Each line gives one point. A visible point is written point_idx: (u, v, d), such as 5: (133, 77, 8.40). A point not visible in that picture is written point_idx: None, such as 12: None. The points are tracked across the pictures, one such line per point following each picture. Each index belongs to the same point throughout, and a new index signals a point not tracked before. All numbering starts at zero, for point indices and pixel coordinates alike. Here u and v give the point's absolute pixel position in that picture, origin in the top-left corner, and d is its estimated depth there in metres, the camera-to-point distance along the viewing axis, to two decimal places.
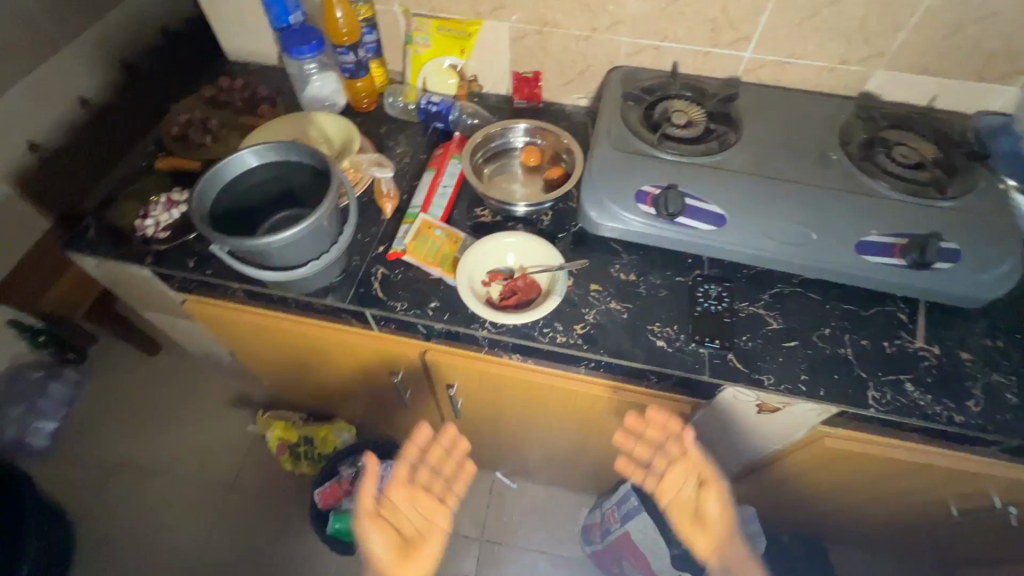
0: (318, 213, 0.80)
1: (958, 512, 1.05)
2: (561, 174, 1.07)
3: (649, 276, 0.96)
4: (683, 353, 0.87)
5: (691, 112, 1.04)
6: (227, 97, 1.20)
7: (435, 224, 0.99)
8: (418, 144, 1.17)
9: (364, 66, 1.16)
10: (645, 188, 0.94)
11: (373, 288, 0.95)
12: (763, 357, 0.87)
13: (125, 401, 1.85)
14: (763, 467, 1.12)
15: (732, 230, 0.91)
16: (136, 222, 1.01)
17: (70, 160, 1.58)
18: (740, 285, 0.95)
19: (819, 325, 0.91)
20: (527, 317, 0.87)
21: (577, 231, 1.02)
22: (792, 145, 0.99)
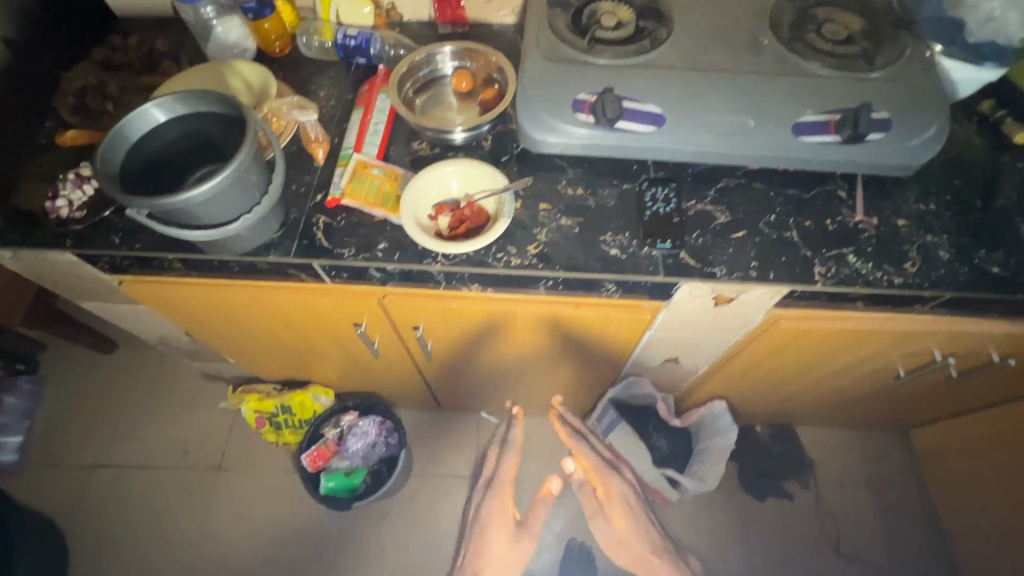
0: (239, 163, 0.75)
1: (906, 372, 1.13)
2: (496, 95, 1.03)
3: (597, 189, 0.95)
4: (637, 258, 0.88)
5: (620, 13, 1.00)
6: (123, 59, 1.10)
7: (371, 163, 0.95)
8: (343, 84, 1.10)
9: (268, 4, 1.05)
10: (582, 97, 0.92)
11: (316, 238, 0.91)
12: (715, 251, 0.88)
13: (89, 403, 1.79)
14: (727, 360, 1.17)
15: (672, 129, 0.90)
16: (47, 205, 0.93)
17: None
18: (687, 185, 0.95)
19: (765, 212, 0.92)
20: (478, 244, 0.86)
21: (520, 153, 0.99)
22: (724, 34, 0.97)
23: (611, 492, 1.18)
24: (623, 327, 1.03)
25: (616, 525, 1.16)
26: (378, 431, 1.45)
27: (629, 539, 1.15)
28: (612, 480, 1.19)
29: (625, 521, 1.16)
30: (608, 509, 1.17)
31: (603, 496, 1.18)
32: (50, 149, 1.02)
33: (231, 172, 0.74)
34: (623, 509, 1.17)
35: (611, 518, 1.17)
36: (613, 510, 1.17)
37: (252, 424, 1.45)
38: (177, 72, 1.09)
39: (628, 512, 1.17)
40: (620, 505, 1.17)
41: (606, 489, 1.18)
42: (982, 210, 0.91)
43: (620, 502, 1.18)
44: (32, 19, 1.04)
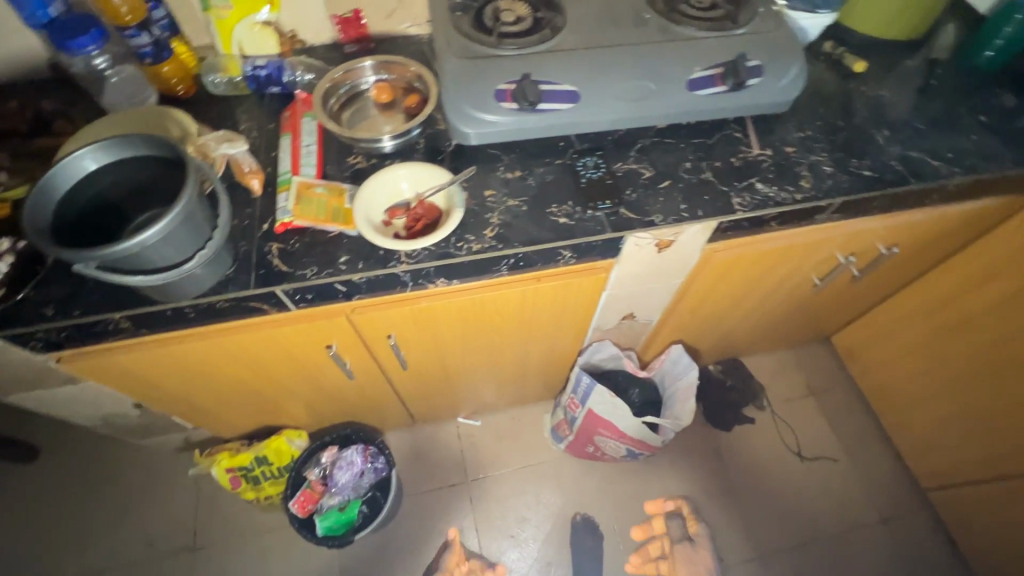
0: (184, 202, 0.73)
1: (820, 280, 1.31)
2: (418, 100, 1.07)
3: (533, 168, 1.03)
4: (584, 221, 0.96)
5: (517, 9, 1.08)
6: (6, 126, 1.02)
7: (313, 183, 0.95)
8: (261, 115, 1.09)
9: (166, 45, 1.04)
10: (502, 87, 0.99)
11: (273, 265, 0.90)
12: (649, 202, 0.99)
13: (21, 520, 1.58)
14: (676, 303, 1.29)
15: (588, 102, 1.00)
16: None
17: None
18: (610, 150, 1.05)
19: (681, 162, 1.04)
20: (437, 236, 0.90)
21: (454, 149, 1.04)
22: (611, 14, 1.08)
23: (703, 541, 1.61)
24: (584, 292, 1.11)
25: (699, 556, 1.58)
26: (364, 458, 1.42)
27: (706, 553, 1.59)
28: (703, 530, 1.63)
29: (708, 550, 1.60)
30: (699, 540, 1.61)
31: (694, 534, 1.62)
32: None
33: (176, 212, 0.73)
34: (706, 538, 1.61)
35: (697, 546, 1.60)
36: (701, 543, 1.60)
37: (226, 484, 1.37)
38: (75, 129, 1.03)
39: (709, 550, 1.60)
40: (702, 544, 1.60)
41: (698, 533, 1.62)
42: (847, 128, 1.09)
43: (705, 541, 1.61)
44: None
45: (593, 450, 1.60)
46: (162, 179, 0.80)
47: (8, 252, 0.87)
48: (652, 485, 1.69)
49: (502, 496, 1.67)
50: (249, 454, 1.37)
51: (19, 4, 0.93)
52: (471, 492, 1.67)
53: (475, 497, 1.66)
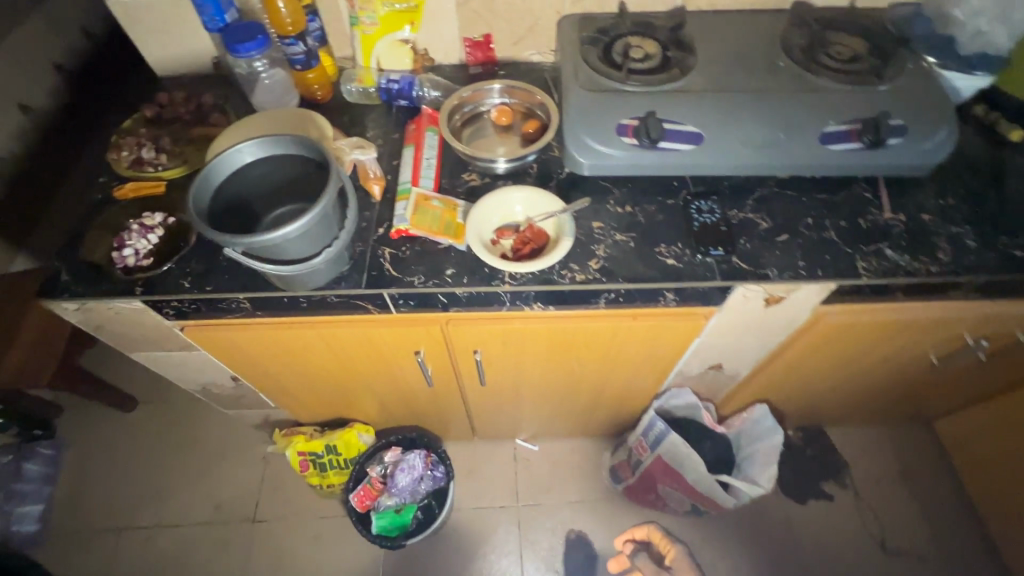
0: (323, 203, 0.79)
1: (938, 359, 1.19)
2: (537, 126, 1.10)
3: (644, 205, 1.02)
4: (693, 265, 0.93)
5: (647, 46, 1.09)
6: (173, 114, 1.14)
7: (431, 196, 0.99)
8: (387, 125, 1.15)
9: (316, 55, 1.12)
10: (624, 122, 0.99)
11: (385, 269, 0.94)
12: (764, 254, 0.94)
13: (113, 463, 1.73)
14: (770, 360, 1.22)
15: (710, 145, 0.98)
16: (112, 255, 0.95)
17: None
18: (725, 196, 1.02)
19: (802, 217, 0.99)
20: (541, 265, 0.91)
21: (566, 176, 1.05)
22: (743, 58, 1.06)
23: (674, 553, 1.53)
24: (677, 336, 1.07)
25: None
26: (425, 464, 1.44)
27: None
28: (676, 548, 1.54)
29: (686, 565, 1.51)
30: (675, 563, 1.52)
31: (671, 561, 1.53)
32: (106, 203, 1.04)
33: (316, 212, 0.78)
34: (682, 560, 1.52)
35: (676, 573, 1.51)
36: (678, 564, 1.52)
37: (296, 466, 1.43)
38: (227, 123, 1.13)
39: (683, 557, 1.53)
40: (681, 562, 1.52)
41: (673, 553, 1.53)
42: (996, 200, 1.00)
43: (680, 558, 1.52)
44: None
45: (654, 499, 1.53)
46: (304, 177, 0.86)
47: (160, 225, 0.99)
48: (710, 547, 1.59)
49: (551, 528, 1.62)
50: (321, 441, 1.43)
51: (203, 10, 1.05)
52: (520, 517, 1.64)
53: (524, 523, 1.63)
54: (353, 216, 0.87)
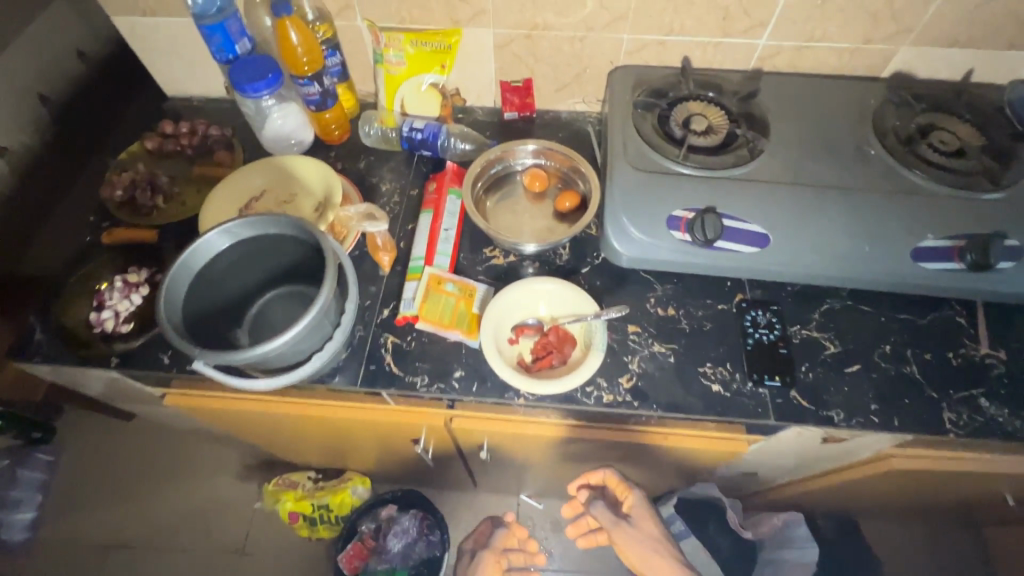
0: (311, 317, 0.68)
1: (1015, 500, 1.03)
2: (575, 200, 0.95)
3: (689, 308, 0.87)
4: (742, 396, 0.79)
5: (710, 116, 0.94)
6: (175, 146, 1.04)
7: (445, 278, 0.86)
8: (406, 177, 1.03)
9: (333, 96, 1.00)
10: (677, 214, 0.84)
11: (385, 362, 0.83)
12: (828, 389, 0.80)
13: (105, 474, 1.69)
14: (815, 476, 1.08)
15: (776, 250, 0.83)
16: (90, 316, 0.86)
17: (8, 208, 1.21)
18: (787, 305, 0.87)
19: (878, 343, 0.84)
20: (566, 383, 0.76)
21: (601, 263, 0.92)
22: (826, 140, 0.90)
23: (638, 513, 1.13)
24: (711, 456, 0.91)
25: (638, 538, 1.11)
26: (420, 530, 1.34)
27: (652, 546, 1.10)
28: (632, 495, 1.12)
29: (648, 528, 1.12)
30: (636, 519, 1.12)
31: (631, 515, 1.12)
32: (93, 248, 0.95)
33: (299, 328, 0.67)
34: (644, 516, 1.13)
35: (635, 523, 1.11)
36: (639, 521, 1.12)
37: (287, 520, 1.37)
38: (232, 163, 1.03)
39: (647, 519, 1.13)
40: (639, 513, 1.13)
41: (631, 505, 1.13)
42: None
43: (641, 515, 1.13)
44: None
45: None
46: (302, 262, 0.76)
47: (146, 283, 0.89)
48: None
49: None
50: (313, 501, 1.36)
51: (210, 41, 0.93)
52: None
53: None
54: (350, 317, 0.76)
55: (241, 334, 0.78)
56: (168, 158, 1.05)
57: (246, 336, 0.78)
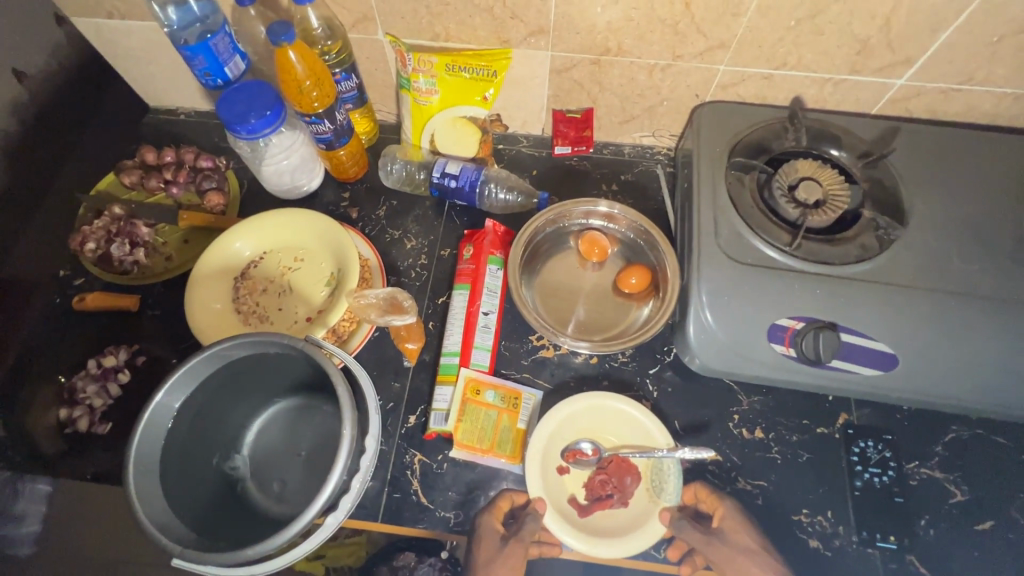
0: (321, 501, 0.52)
1: None
2: (646, 277, 0.78)
3: (782, 430, 0.72)
4: (848, 558, 0.65)
5: (826, 180, 0.73)
6: (159, 183, 0.86)
7: (485, 383, 0.71)
8: (435, 231, 0.85)
9: (348, 132, 0.80)
10: (783, 322, 0.67)
11: (411, 491, 0.69)
12: (953, 554, 0.65)
13: None
14: None
15: (905, 375, 0.66)
16: (62, 412, 0.74)
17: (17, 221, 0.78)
18: (903, 434, 0.71)
19: (1016, 491, 0.68)
20: (637, 544, 0.63)
21: (672, 360, 0.76)
22: (976, 224, 0.70)
23: (727, 514, 0.67)
24: None
25: (735, 556, 0.65)
26: None
27: (756, 566, 0.64)
28: (725, 502, 0.68)
29: (751, 545, 0.66)
30: (726, 529, 0.66)
31: (718, 523, 0.66)
32: (69, 316, 0.81)
33: (305, 518, 0.51)
34: (745, 533, 0.66)
35: (726, 537, 0.66)
36: (731, 527, 0.66)
37: None
38: (226, 208, 0.86)
39: (752, 533, 0.66)
40: (735, 523, 0.67)
41: (722, 516, 0.67)
42: None
43: (737, 525, 0.67)
44: (33, 133, 0.79)
45: None
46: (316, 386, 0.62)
47: (125, 370, 0.76)
48: None
49: None
50: None
51: (192, 64, 0.73)
52: None
53: None
54: (371, 458, 0.60)
55: (243, 464, 0.63)
56: (152, 196, 0.88)
57: (250, 463, 0.63)
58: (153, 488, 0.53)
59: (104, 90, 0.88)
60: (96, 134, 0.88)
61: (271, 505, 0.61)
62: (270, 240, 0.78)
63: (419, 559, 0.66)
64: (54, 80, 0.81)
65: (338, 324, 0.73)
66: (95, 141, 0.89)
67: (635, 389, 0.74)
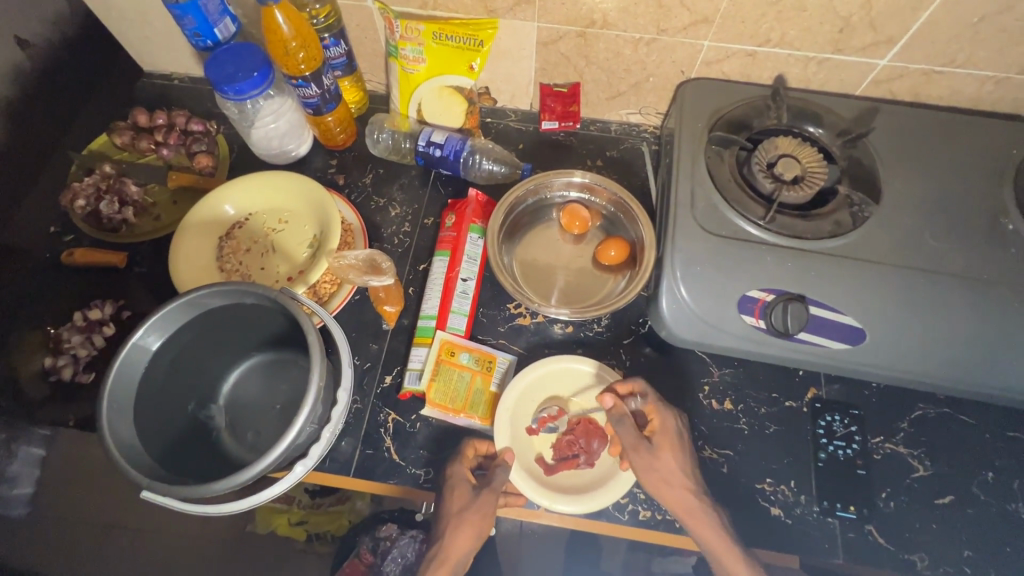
0: (286, 445, 0.54)
1: None
2: (624, 249, 0.79)
3: (751, 402, 0.73)
4: (808, 526, 0.67)
5: (804, 157, 0.74)
6: (150, 145, 0.88)
7: (460, 346, 0.72)
8: (420, 200, 0.86)
9: (335, 97, 0.81)
10: (753, 294, 0.68)
11: (384, 448, 0.71)
12: (912, 526, 0.67)
13: None
14: None
15: (872, 350, 0.67)
16: (48, 360, 0.77)
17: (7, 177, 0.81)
18: (871, 410, 0.72)
19: (979, 469, 0.69)
20: (598, 501, 0.65)
21: (647, 332, 0.77)
22: (951, 205, 0.70)
23: (665, 429, 0.67)
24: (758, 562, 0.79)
25: (664, 465, 0.65)
26: None
27: (675, 478, 0.65)
28: (669, 417, 0.68)
29: (679, 460, 0.66)
30: (659, 441, 0.66)
31: (655, 433, 0.67)
32: (58, 272, 0.83)
33: (269, 461, 0.53)
34: (677, 449, 0.67)
35: (657, 447, 0.66)
36: (665, 444, 0.66)
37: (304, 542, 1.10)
38: (215, 171, 0.87)
39: (682, 449, 0.67)
40: (671, 436, 0.67)
41: (660, 426, 0.67)
42: None
43: (671, 438, 0.67)
44: (31, 95, 0.83)
45: None
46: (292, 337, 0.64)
47: (109, 325, 0.78)
48: None
49: None
50: None
51: (183, 24, 0.75)
52: None
53: None
54: (342, 410, 0.63)
55: (219, 414, 0.65)
56: (143, 157, 0.89)
57: (225, 414, 0.65)
58: (126, 428, 0.55)
59: (101, 55, 0.90)
60: (96, 99, 0.91)
61: (244, 453, 0.63)
62: (256, 201, 0.79)
63: (401, 530, 0.70)
64: (51, 44, 0.83)
65: (320, 285, 0.75)
66: (88, 103, 0.90)
67: (609, 358, 0.75)
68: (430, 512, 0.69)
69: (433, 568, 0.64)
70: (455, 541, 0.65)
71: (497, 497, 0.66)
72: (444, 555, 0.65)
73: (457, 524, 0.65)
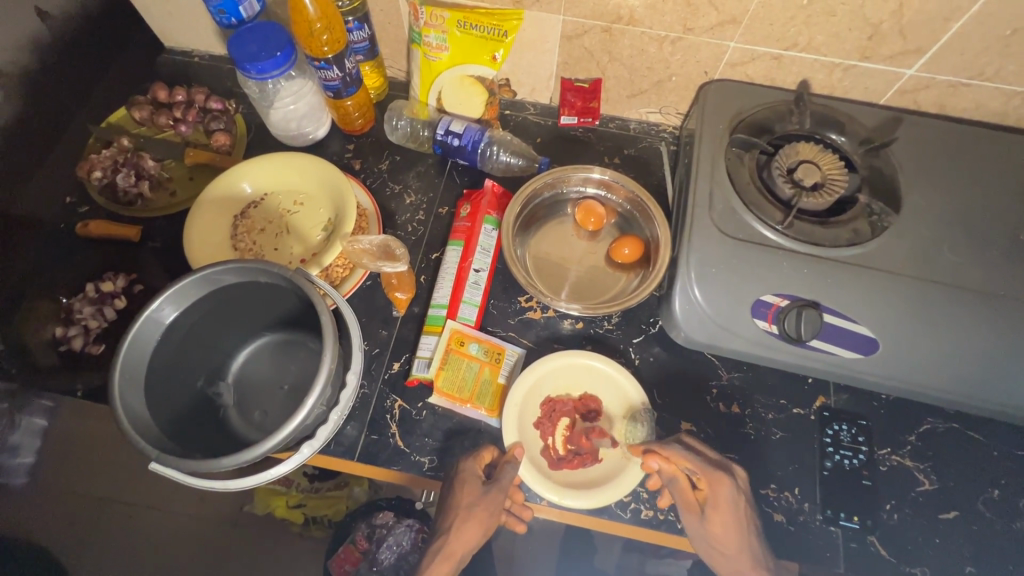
0: (296, 425, 0.54)
1: None
2: (639, 249, 0.79)
3: (758, 406, 0.73)
4: (810, 533, 0.67)
5: (824, 164, 0.73)
6: (168, 120, 0.87)
7: (470, 336, 0.73)
8: (435, 189, 0.86)
9: (356, 81, 0.80)
10: (767, 299, 0.67)
11: (389, 434, 0.71)
12: (914, 539, 0.66)
13: None
14: None
15: (885, 361, 0.66)
16: (59, 330, 0.78)
17: (25, 146, 0.81)
18: (877, 421, 0.71)
19: (985, 487, 0.69)
20: (608, 496, 0.65)
21: (657, 332, 0.77)
22: (971, 220, 0.70)
23: (718, 501, 0.63)
24: None
25: (714, 534, 0.63)
26: None
27: (739, 558, 0.62)
28: (723, 487, 0.63)
29: (735, 532, 0.63)
30: (711, 512, 0.63)
31: (708, 502, 0.64)
32: (71, 241, 0.83)
33: (278, 440, 0.53)
34: (733, 521, 0.63)
35: (708, 517, 0.63)
36: (716, 515, 0.63)
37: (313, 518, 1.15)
38: (229, 149, 0.87)
39: (739, 520, 0.63)
40: (726, 508, 0.63)
41: (713, 496, 0.63)
42: None
43: (726, 510, 0.63)
44: (50, 65, 0.82)
45: None
46: (305, 317, 0.65)
47: (121, 297, 0.79)
48: None
49: None
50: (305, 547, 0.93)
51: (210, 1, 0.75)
52: None
53: None
54: (350, 394, 0.64)
55: (226, 391, 0.66)
56: (161, 132, 0.90)
57: (232, 391, 0.66)
58: (136, 400, 0.55)
59: (121, 29, 0.90)
60: (113, 73, 0.91)
61: (251, 431, 0.64)
62: (271, 181, 0.79)
63: (398, 519, 0.92)
64: (73, 15, 0.83)
65: (333, 268, 0.75)
66: (107, 76, 0.90)
67: (618, 356, 0.75)
68: (427, 502, 0.91)
69: (436, 561, 0.66)
70: (460, 536, 0.66)
71: (504, 496, 0.65)
72: (447, 550, 0.67)
73: (461, 518, 0.66)
